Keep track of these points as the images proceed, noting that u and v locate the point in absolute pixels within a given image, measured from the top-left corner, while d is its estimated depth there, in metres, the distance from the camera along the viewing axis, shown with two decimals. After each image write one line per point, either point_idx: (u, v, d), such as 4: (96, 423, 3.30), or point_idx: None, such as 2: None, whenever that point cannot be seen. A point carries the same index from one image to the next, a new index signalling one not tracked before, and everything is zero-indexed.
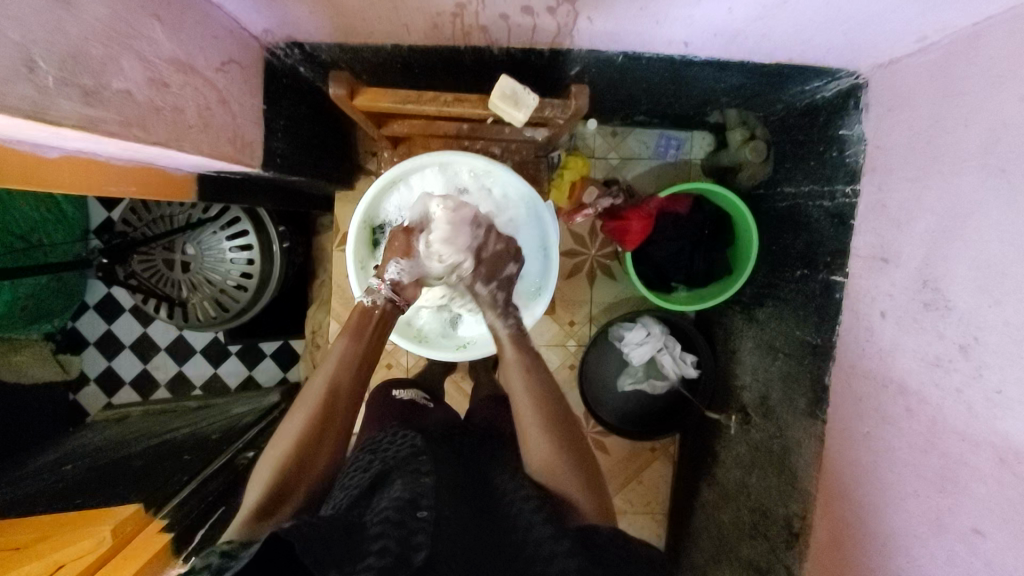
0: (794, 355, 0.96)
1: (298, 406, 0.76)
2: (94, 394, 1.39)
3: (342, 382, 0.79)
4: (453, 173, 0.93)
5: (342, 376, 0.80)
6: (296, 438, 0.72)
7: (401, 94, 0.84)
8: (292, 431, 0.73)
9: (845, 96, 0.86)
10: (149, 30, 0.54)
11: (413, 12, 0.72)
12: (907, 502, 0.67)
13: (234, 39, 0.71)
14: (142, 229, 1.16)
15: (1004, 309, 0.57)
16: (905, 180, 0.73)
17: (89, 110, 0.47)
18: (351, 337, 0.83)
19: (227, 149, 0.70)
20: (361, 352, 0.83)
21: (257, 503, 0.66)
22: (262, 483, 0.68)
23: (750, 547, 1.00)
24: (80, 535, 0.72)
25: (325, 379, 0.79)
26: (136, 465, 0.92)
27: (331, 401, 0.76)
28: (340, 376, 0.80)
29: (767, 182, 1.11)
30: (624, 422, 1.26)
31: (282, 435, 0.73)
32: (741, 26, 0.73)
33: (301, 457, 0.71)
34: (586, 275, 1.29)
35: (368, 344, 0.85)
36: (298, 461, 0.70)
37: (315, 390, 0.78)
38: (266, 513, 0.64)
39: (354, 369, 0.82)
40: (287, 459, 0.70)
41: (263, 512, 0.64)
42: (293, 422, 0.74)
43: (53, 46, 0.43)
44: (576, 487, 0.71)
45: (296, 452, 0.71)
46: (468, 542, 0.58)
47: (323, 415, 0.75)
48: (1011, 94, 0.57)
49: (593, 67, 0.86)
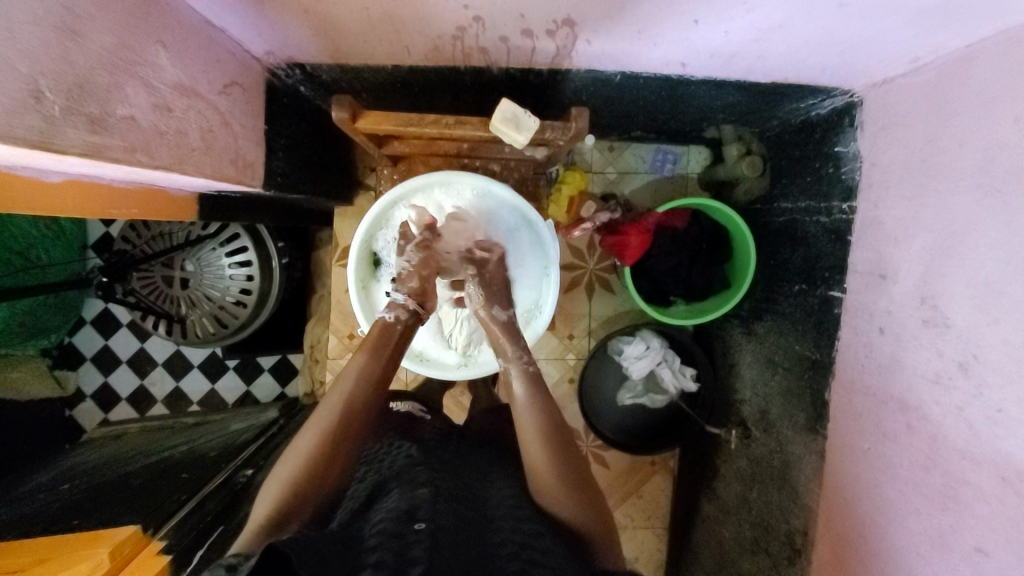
0: (794, 369, 0.96)
1: (312, 420, 0.74)
2: (89, 411, 1.38)
3: (358, 398, 0.77)
4: (456, 192, 0.93)
5: (359, 392, 0.77)
6: (309, 453, 0.70)
7: (401, 117, 0.84)
8: (302, 450, 0.70)
9: (840, 113, 0.87)
10: (153, 56, 0.55)
11: (414, 35, 0.72)
12: (909, 520, 0.67)
13: (236, 61, 0.71)
14: (141, 246, 1.16)
15: (1003, 327, 0.57)
16: (901, 199, 0.74)
17: (94, 138, 0.48)
18: (370, 354, 0.81)
19: (229, 170, 0.71)
20: (379, 369, 0.81)
21: (264, 520, 0.66)
22: (272, 499, 0.67)
23: (751, 563, 1.00)
24: (76, 559, 0.71)
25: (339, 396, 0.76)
26: (135, 484, 0.92)
27: (345, 420, 0.74)
28: (355, 390, 0.77)
29: (764, 197, 1.13)
30: (623, 436, 1.26)
31: (291, 452, 0.71)
32: (738, 48, 0.74)
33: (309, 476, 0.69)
34: (584, 289, 1.30)
35: (388, 363, 0.82)
36: (310, 482, 0.68)
37: (329, 406, 0.75)
38: (278, 526, 0.65)
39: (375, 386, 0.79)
40: (295, 481, 0.68)
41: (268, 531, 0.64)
42: (303, 440, 0.72)
43: (61, 76, 0.43)
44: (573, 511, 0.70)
45: (306, 474, 0.68)
46: (469, 544, 0.59)
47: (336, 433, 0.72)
48: (1005, 115, 0.58)
49: (590, 86, 0.87)
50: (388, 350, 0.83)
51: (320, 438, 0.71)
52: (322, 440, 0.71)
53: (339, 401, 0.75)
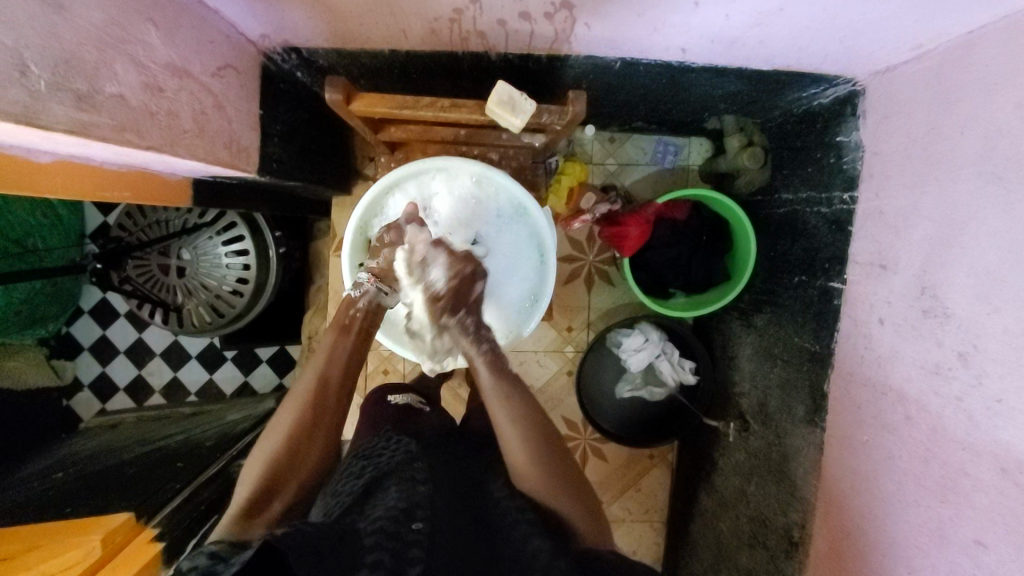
0: (793, 361, 0.95)
1: (288, 399, 0.77)
2: (87, 401, 1.38)
3: (328, 380, 0.79)
4: (453, 179, 0.91)
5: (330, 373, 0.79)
6: (282, 437, 0.73)
7: (397, 99, 0.83)
8: (281, 425, 0.74)
9: (842, 102, 0.86)
10: (144, 34, 0.54)
11: (410, 18, 0.72)
12: (908, 511, 0.67)
13: (230, 44, 0.70)
14: (137, 234, 1.15)
15: (1005, 317, 0.56)
16: (903, 187, 0.73)
17: (82, 115, 0.47)
18: (338, 331, 0.83)
19: (223, 154, 0.70)
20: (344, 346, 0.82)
21: (245, 501, 0.69)
22: (251, 480, 0.70)
23: (749, 555, 0.99)
24: (69, 545, 0.71)
25: (313, 374, 0.79)
26: (128, 473, 0.91)
27: (319, 400, 0.76)
28: (329, 370, 0.80)
29: (765, 189, 1.12)
30: (621, 429, 1.25)
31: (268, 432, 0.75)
32: (739, 33, 0.73)
33: (287, 450, 0.72)
34: (583, 281, 1.29)
35: (357, 339, 0.83)
36: (285, 459, 0.72)
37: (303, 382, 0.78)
38: (255, 510, 0.67)
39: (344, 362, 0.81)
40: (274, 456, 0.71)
41: (247, 514, 0.67)
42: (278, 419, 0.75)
43: (47, 51, 0.42)
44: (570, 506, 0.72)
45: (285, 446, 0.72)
46: (463, 552, 0.60)
47: (314, 408, 0.75)
48: (1008, 101, 0.57)
49: (590, 72, 0.86)
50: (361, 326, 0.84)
51: (301, 412, 0.75)
52: (297, 420, 0.74)
53: (314, 378, 0.78)
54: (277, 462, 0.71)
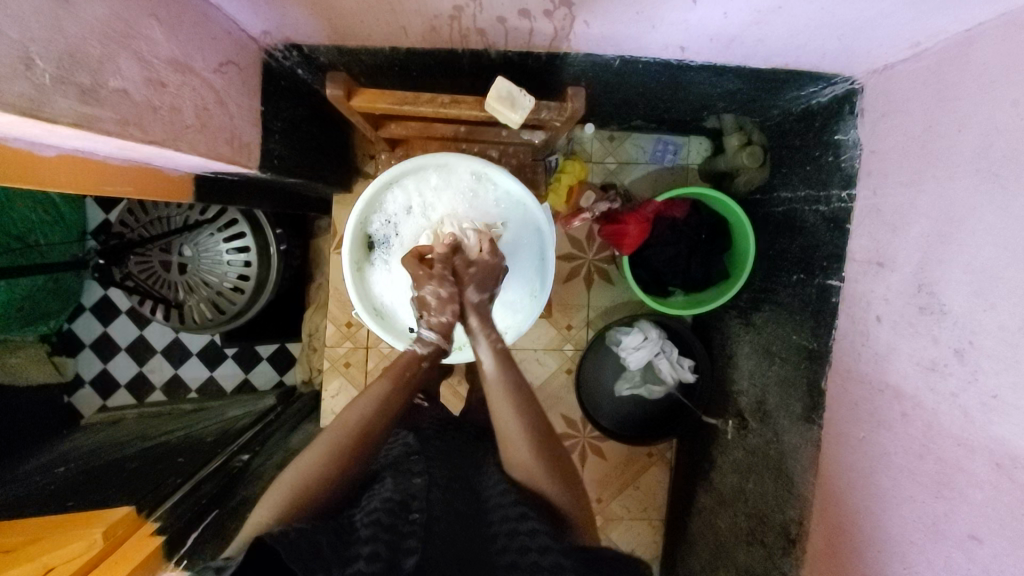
0: (791, 359, 0.96)
1: (327, 433, 0.74)
2: (88, 397, 1.39)
3: (376, 418, 0.77)
4: (454, 176, 0.92)
5: (377, 420, 0.77)
6: (315, 466, 0.69)
7: (398, 95, 0.84)
8: (317, 455, 0.71)
9: (840, 101, 0.86)
10: (147, 29, 0.55)
11: (411, 15, 0.72)
12: (904, 507, 0.67)
13: (232, 40, 0.71)
14: (139, 230, 1.16)
15: (1000, 313, 0.57)
16: (900, 185, 0.73)
17: (85, 109, 0.47)
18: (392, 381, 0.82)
19: (225, 150, 0.70)
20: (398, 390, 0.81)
21: (267, 519, 0.63)
22: (273, 502, 0.66)
23: (746, 553, 0.99)
24: (70, 538, 0.72)
25: (356, 414, 0.76)
26: (130, 467, 0.92)
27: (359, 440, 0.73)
28: (372, 413, 0.77)
29: (764, 187, 1.12)
30: (621, 427, 1.25)
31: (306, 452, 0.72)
32: (737, 31, 0.73)
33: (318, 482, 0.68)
34: (583, 279, 1.29)
35: (408, 393, 0.83)
36: (317, 484, 0.67)
37: (346, 419, 0.75)
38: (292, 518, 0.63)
39: (388, 413, 0.79)
40: (304, 482, 0.67)
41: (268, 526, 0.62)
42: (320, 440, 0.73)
43: (51, 44, 0.43)
44: (561, 496, 0.71)
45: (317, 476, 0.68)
46: (461, 538, 0.61)
47: (353, 446, 0.73)
48: (1004, 100, 0.58)
49: (589, 70, 0.87)
50: (410, 387, 0.84)
51: (338, 448, 0.72)
52: (332, 454, 0.71)
53: (358, 417, 0.76)
54: (315, 479, 0.68)
